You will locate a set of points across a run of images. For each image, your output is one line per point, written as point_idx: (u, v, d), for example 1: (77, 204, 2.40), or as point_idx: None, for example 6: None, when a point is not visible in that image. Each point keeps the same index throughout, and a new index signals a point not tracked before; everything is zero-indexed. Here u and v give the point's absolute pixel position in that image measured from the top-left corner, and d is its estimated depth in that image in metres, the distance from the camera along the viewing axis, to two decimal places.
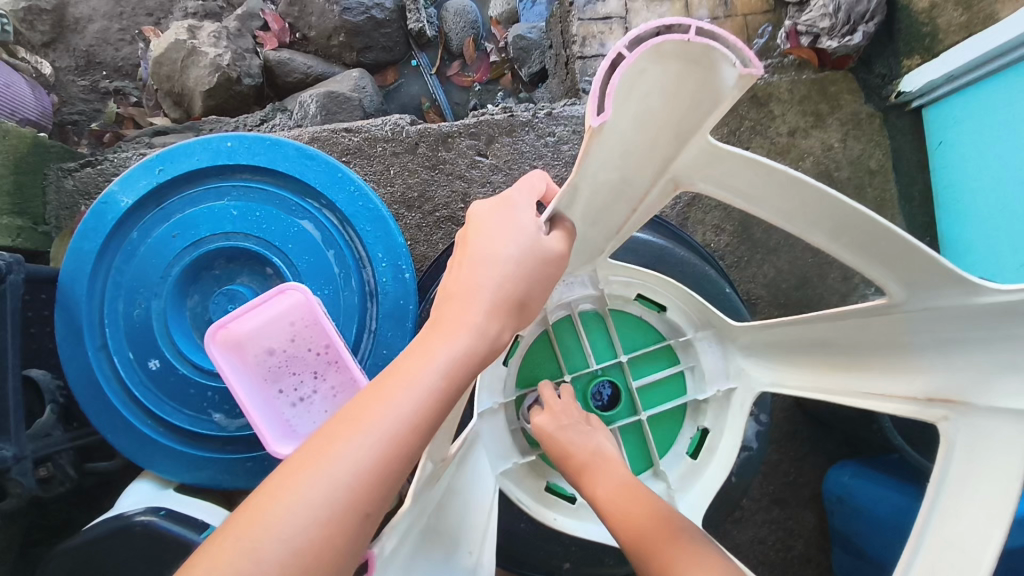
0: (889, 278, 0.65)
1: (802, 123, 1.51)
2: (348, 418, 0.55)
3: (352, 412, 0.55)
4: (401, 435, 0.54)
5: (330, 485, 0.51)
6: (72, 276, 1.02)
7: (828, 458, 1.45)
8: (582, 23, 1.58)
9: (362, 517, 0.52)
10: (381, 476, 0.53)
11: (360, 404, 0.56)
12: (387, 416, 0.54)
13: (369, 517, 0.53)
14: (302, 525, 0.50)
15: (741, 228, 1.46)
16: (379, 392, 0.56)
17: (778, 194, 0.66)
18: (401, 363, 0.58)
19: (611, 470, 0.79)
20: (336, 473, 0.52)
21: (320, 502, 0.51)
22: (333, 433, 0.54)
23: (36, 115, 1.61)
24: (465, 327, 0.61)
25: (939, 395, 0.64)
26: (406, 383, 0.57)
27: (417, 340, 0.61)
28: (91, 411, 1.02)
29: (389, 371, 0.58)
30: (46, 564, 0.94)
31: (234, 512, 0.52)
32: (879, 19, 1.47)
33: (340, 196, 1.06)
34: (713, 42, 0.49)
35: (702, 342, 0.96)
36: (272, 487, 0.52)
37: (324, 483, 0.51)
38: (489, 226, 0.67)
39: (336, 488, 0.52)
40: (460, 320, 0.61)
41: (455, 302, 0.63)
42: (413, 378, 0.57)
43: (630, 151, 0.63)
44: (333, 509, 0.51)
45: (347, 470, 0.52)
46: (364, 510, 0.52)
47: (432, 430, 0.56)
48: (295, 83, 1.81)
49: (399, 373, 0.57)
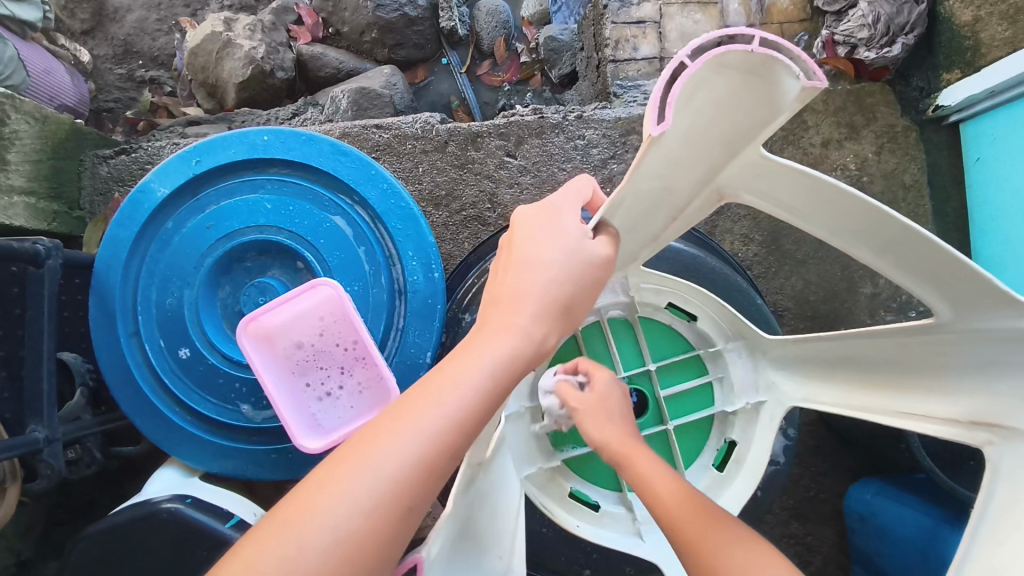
0: (936, 297, 0.63)
1: (836, 134, 1.47)
2: (395, 413, 0.56)
3: (399, 408, 0.56)
4: (446, 433, 0.55)
5: (375, 477, 0.52)
6: (108, 263, 1.04)
7: (850, 474, 1.42)
8: (615, 26, 1.57)
9: (405, 510, 0.53)
10: (424, 475, 0.54)
11: (406, 402, 0.57)
12: (433, 415, 0.55)
13: (411, 510, 0.53)
14: (348, 514, 0.51)
15: (770, 238, 1.44)
16: (425, 390, 0.57)
17: (824, 208, 0.65)
18: (446, 364, 0.59)
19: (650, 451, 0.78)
20: (381, 467, 0.52)
21: (365, 493, 0.52)
22: (379, 427, 0.55)
23: (74, 102, 1.63)
24: (512, 331, 0.62)
25: (983, 419, 0.63)
26: (450, 384, 0.57)
27: (463, 343, 0.62)
28: (122, 396, 1.04)
29: (433, 372, 0.59)
30: (76, 545, 0.96)
31: (279, 501, 0.53)
32: (919, 32, 1.45)
33: (373, 193, 1.06)
34: (775, 52, 0.50)
35: (732, 353, 0.95)
36: (319, 477, 0.53)
37: (369, 476, 0.52)
38: (534, 233, 0.67)
39: (379, 481, 0.52)
40: (507, 325, 0.62)
41: (501, 306, 0.63)
42: (457, 378, 0.58)
43: (679, 162, 0.64)
44: (377, 501, 0.52)
45: (391, 463, 0.53)
46: (406, 504, 0.53)
47: (476, 430, 0.57)
48: (327, 77, 1.82)
49: (443, 372, 0.58)
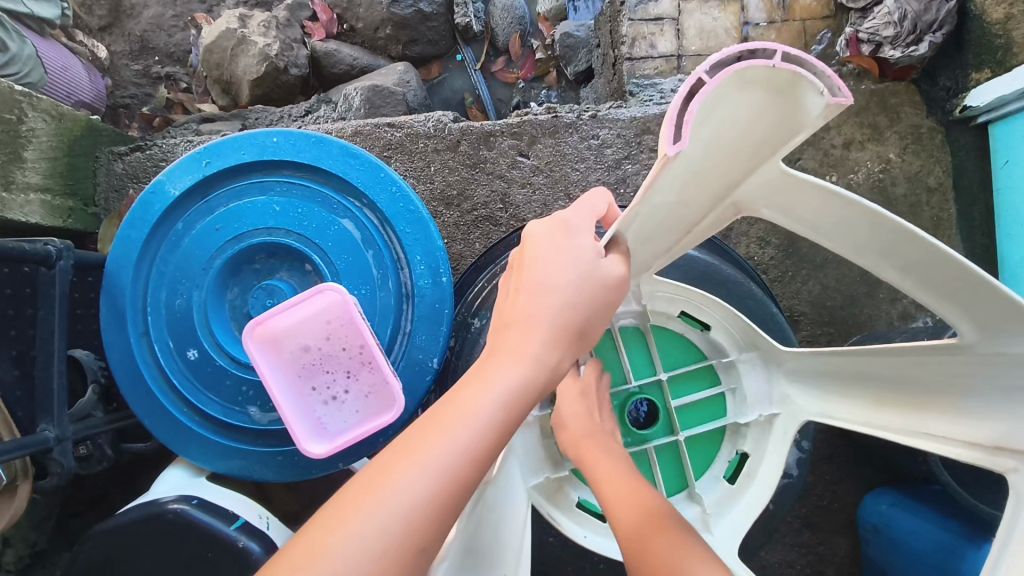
0: (961, 317, 0.60)
1: (859, 135, 1.43)
2: (407, 447, 0.56)
3: (408, 441, 0.57)
4: (457, 468, 0.56)
5: (384, 518, 0.52)
6: (118, 263, 1.04)
7: (866, 484, 1.39)
8: (632, 23, 1.54)
9: (417, 552, 0.53)
10: (436, 511, 0.54)
11: (417, 433, 0.57)
12: (443, 448, 0.56)
13: (424, 551, 0.53)
14: (357, 559, 0.50)
15: (788, 242, 1.40)
16: (436, 424, 0.57)
17: (844, 224, 0.64)
18: (459, 392, 0.60)
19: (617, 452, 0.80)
20: (392, 506, 0.52)
21: (376, 536, 0.51)
22: (389, 464, 0.55)
23: (92, 98, 1.65)
24: (524, 359, 0.63)
25: (1005, 445, 0.60)
26: (465, 414, 0.58)
27: (475, 368, 0.63)
28: (131, 396, 1.04)
29: (444, 401, 0.60)
30: (85, 542, 0.97)
31: (287, 543, 0.53)
32: (948, 29, 1.39)
33: (382, 196, 1.05)
34: (801, 69, 0.49)
35: (746, 364, 0.93)
36: (327, 519, 0.52)
37: (379, 517, 0.52)
38: (549, 252, 0.68)
39: (391, 521, 0.52)
40: (522, 351, 0.63)
41: (516, 331, 0.64)
42: (469, 411, 0.58)
43: (695, 177, 0.62)
44: (388, 544, 0.51)
45: (405, 502, 0.53)
46: (418, 546, 0.53)
47: (488, 459, 0.58)
48: (340, 74, 1.81)
49: (457, 403, 0.59)
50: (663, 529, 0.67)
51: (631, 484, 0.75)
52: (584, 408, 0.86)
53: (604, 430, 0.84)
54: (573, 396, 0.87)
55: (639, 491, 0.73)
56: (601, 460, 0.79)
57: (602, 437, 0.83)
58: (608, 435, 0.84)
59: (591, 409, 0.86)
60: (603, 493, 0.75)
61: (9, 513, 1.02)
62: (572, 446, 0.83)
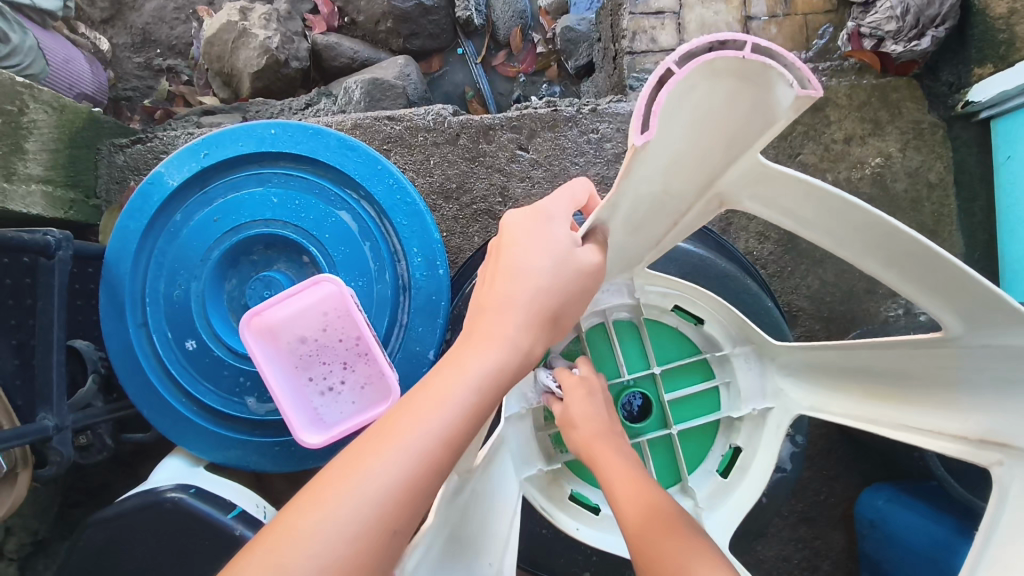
0: (946, 310, 0.60)
1: (859, 130, 1.42)
2: (381, 433, 0.56)
3: (382, 426, 0.57)
4: (432, 451, 0.56)
5: (359, 502, 0.52)
6: (117, 254, 1.05)
7: (862, 479, 1.39)
8: (633, 17, 1.53)
9: (390, 534, 0.53)
10: (411, 494, 0.54)
11: (391, 416, 0.58)
12: (417, 431, 0.56)
13: (397, 533, 0.54)
14: (333, 541, 0.51)
15: (787, 237, 1.40)
16: (409, 408, 0.58)
17: (830, 217, 0.64)
18: (434, 379, 0.61)
19: (623, 451, 0.78)
20: (366, 489, 0.53)
21: (349, 519, 0.52)
22: (365, 449, 0.55)
23: (94, 91, 1.65)
24: (499, 343, 0.64)
25: (993, 437, 0.60)
26: (438, 399, 0.59)
27: (452, 353, 0.64)
28: (130, 386, 1.05)
29: (420, 386, 0.60)
30: (83, 531, 0.98)
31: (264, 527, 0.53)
32: (950, 25, 1.37)
33: (380, 188, 1.05)
34: (769, 60, 0.49)
35: (740, 359, 0.93)
36: (302, 504, 0.53)
37: (354, 501, 0.52)
38: (527, 239, 0.70)
39: (365, 505, 0.53)
40: (496, 334, 0.65)
41: (492, 318, 0.66)
42: (443, 396, 0.59)
43: (677, 166, 0.63)
44: (361, 527, 0.52)
45: (378, 485, 0.53)
46: (392, 527, 0.53)
47: (462, 444, 0.59)
48: (341, 67, 1.81)
49: (429, 389, 0.60)
50: (675, 534, 0.65)
51: (644, 487, 0.72)
52: (594, 407, 0.82)
53: (615, 431, 0.81)
54: (582, 394, 0.83)
55: (650, 493, 0.71)
56: (613, 462, 0.76)
57: (610, 436, 0.80)
58: (616, 434, 0.81)
59: (599, 408, 0.83)
60: (614, 496, 0.72)
61: (8, 501, 1.03)
62: (583, 446, 0.80)
